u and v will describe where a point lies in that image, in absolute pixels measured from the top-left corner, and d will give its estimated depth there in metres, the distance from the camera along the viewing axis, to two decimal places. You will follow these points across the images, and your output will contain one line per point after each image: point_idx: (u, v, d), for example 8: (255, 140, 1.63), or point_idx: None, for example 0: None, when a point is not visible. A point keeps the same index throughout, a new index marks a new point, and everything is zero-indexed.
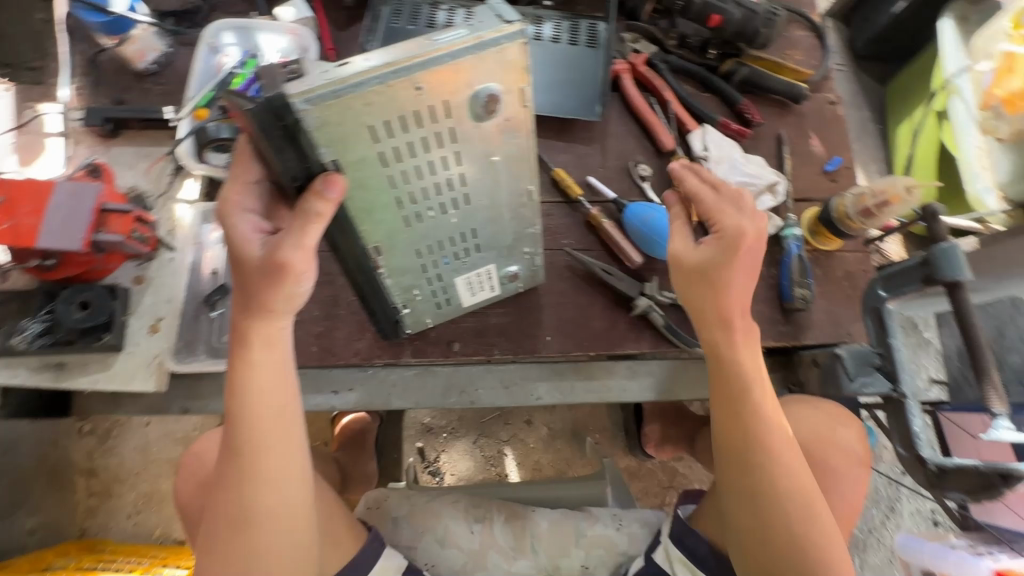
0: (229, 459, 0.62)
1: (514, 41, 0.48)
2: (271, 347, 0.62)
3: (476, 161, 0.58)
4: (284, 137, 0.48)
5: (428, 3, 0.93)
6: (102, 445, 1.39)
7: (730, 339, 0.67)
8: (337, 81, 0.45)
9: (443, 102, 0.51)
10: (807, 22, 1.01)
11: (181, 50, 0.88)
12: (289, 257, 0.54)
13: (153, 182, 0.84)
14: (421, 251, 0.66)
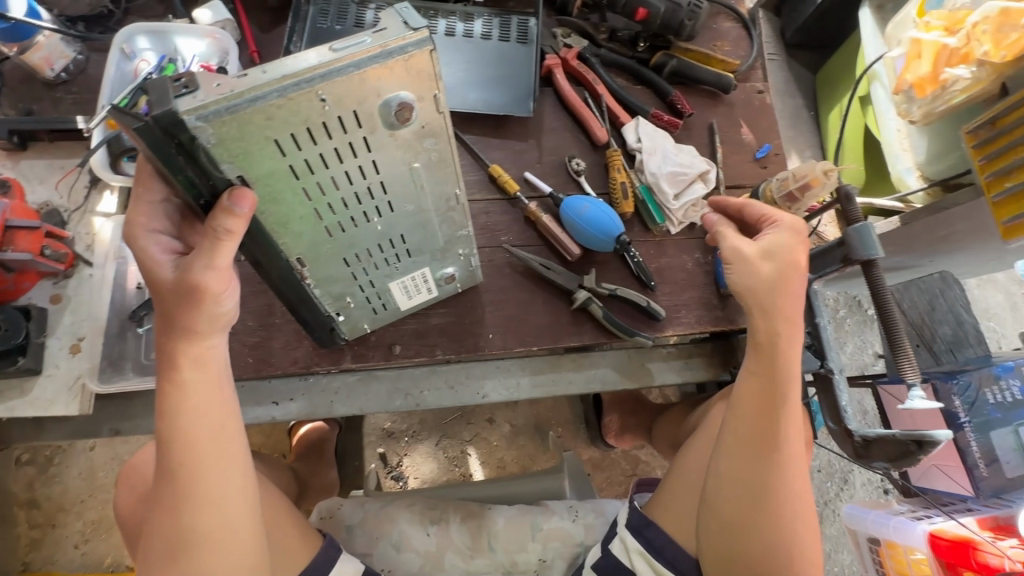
0: (160, 486, 0.56)
1: (422, 48, 0.45)
2: (201, 365, 0.56)
3: (397, 168, 0.55)
4: (182, 156, 0.45)
5: (354, 3, 0.91)
6: (43, 474, 1.33)
7: (778, 333, 0.67)
8: (230, 95, 0.42)
9: (352, 112, 0.47)
10: (733, 13, 1.04)
11: (92, 57, 0.86)
12: (200, 279, 0.50)
13: (68, 197, 0.80)
14: (349, 260, 0.64)
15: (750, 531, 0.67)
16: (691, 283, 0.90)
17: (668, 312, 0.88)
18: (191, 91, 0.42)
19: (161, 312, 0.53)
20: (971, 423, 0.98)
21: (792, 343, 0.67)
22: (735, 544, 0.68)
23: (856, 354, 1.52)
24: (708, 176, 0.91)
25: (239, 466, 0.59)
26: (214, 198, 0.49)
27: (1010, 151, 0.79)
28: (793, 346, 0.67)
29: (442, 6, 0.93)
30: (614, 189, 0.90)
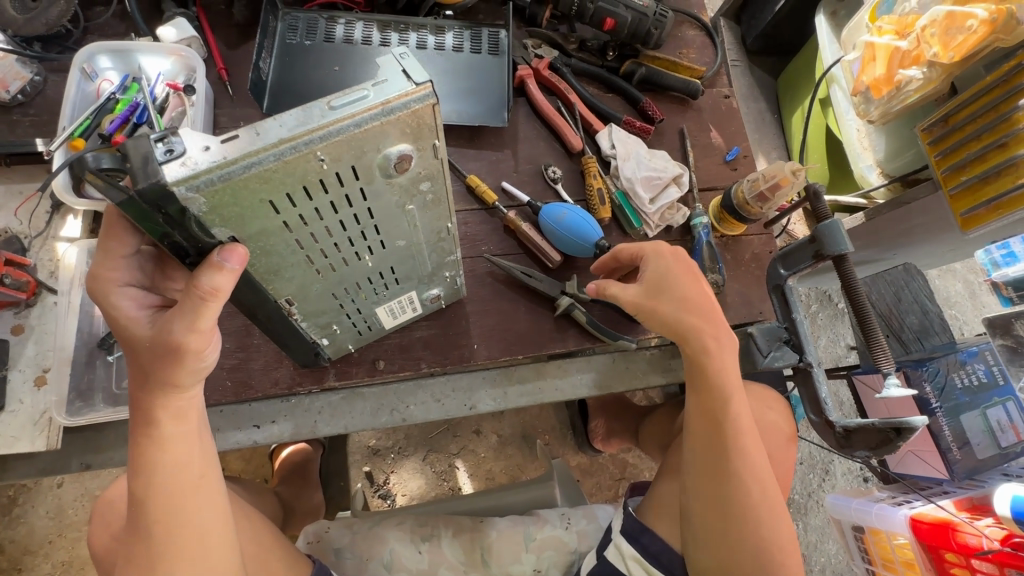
0: (135, 539, 0.54)
1: (424, 103, 0.44)
2: (184, 418, 0.54)
3: (391, 211, 0.55)
4: (169, 222, 0.43)
5: (324, 18, 0.91)
6: (7, 516, 1.26)
7: (706, 344, 0.68)
8: (224, 164, 0.40)
9: (350, 167, 0.47)
10: (697, 22, 1.07)
11: (50, 78, 0.83)
12: (179, 340, 0.47)
13: (29, 222, 0.77)
14: (338, 293, 0.63)
15: (719, 540, 0.68)
16: None
17: None
18: (180, 157, 0.40)
19: (141, 366, 0.50)
20: (942, 408, 1.02)
21: (722, 352, 0.69)
22: (712, 554, 0.68)
23: (830, 347, 1.57)
24: (682, 180, 0.93)
25: (218, 514, 0.57)
26: (199, 255, 0.47)
27: (964, 146, 0.83)
28: (724, 354, 0.69)
29: (412, 19, 0.93)
30: (591, 197, 0.91)
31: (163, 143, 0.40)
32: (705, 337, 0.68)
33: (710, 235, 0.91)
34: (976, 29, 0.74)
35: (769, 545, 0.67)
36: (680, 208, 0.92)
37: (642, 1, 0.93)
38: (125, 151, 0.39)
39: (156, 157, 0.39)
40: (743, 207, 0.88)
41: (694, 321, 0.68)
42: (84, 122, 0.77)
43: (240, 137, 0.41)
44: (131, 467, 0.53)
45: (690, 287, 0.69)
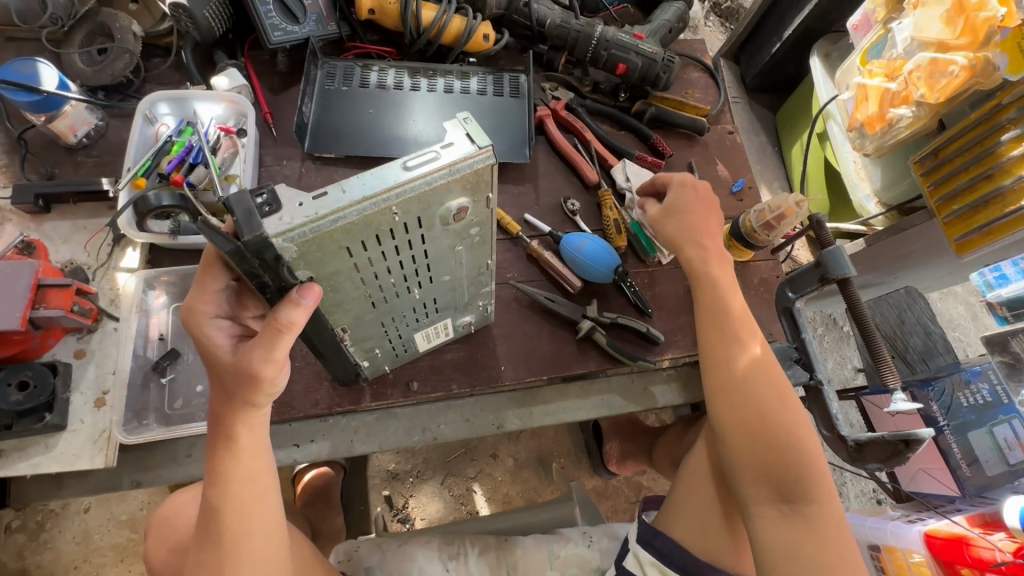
0: (205, 548, 0.59)
1: (485, 163, 0.52)
2: (256, 431, 0.60)
3: (442, 251, 0.62)
4: (263, 266, 0.48)
5: (360, 66, 1.00)
6: (34, 541, 1.28)
7: (704, 255, 0.80)
8: (318, 218, 0.47)
9: (415, 217, 0.54)
10: (700, 65, 1.16)
11: (113, 123, 0.91)
12: (256, 368, 0.53)
13: (93, 255, 0.83)
14: (386, 322, 0.69)
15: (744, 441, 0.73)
16: (685, 308, 0.96)
17: (666, 336, 0.94)
18: (277, 214, 0.46)
19: (225, 388, 0.57)
20: (949, 425, 1.07)
21: (707, 259, 0.80)
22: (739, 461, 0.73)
23: (837, 369, 1.61)
24: None
25: (276, 522, 0.62)
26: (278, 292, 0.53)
27: (954, 177, 0.89)
28: (715, 260, 0.80)
29: (440, 66, 1.02)
30: (607, 226, 0.97)
31: (263, 199, 0.46)
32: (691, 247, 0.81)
33: None
34: (958, 74, 0.81)
35: (786, 431, 0.72)
36: None
37: (651, 48, 1.02)
38: (228, 205, 0.45)
39: (257, 213, 0.45)
40: (751, 235, 0.95)
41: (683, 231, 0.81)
42: (146, 163, 0.84)
43: (328, 194, 0.48)
44: (206, 477, 0.59)
45: (697, 210, 0.83)
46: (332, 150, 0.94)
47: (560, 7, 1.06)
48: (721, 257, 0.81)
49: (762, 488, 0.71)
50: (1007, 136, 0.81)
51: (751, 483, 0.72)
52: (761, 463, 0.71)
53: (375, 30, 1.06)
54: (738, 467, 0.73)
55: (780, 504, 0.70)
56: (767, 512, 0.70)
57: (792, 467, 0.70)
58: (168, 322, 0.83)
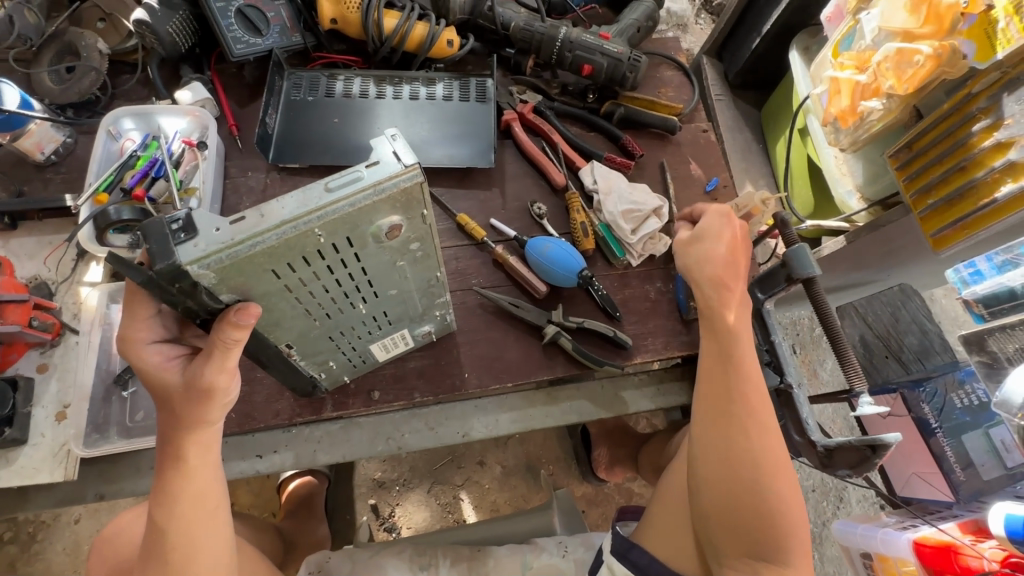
0: (152, 565, 0.59)
1: (412, 182, 0.51)
2: (207, 450, 0.60)
3: (382, 267, 0.61)
4: (183, 291, 0.49)
5: (325, 75, 1.00)
6: (25, 552, 1.31)
7: (723, 301, 0.74)
8: (233, 244, 0.47)
9: (344, 237, 0.53)
10: (674, 63, 1.14)
11: (81, 139, 0.92)
12: (209, 381, 0.54)
13: (57, 271, 0.84)
14: (334, 335, 0.68)
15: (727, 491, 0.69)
16: (655, 312, 0.95)
17: (636, 341, 0.92)
18: (193, 239, 0.47)
19: (171, 408, 0.56)
20: (942, 428, 1.02)
21: (730, 308, 0.74)
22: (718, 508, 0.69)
23: (835, 371, 1.56)
24: (661, 212, 0.97)
25: (224, 545, 0.62)
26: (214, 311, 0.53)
27: (928, 171, 0.86)
28: (740, 315, 0.74)
29: (405, 73, 1.02)
30: (575, 229, 0.96)
31: (179, 225, 0.46)
32: (721, 294, 0.74)
33: None
34: (924, 63, 0.78)
35: (777, 497, 0.68)
36: (660, 238, 0.97)
37: (616, 49, 1.00)
38: (146, 233, 0.46)
39: (171, 239, 0.46)
40: None
41: (718, 276, 0.74)
42: (109, 179, 0.85)
43: (246, 218, 0.48)
44: (154, 496, 0.59)
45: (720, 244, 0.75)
46: (296, 160, 0.94)
47: (526, 10, 1.05)
48: (743, 304, 0.75)
49: (736, 544, 0.68)
50: (978, 126, 0.78)
51: (723, 535, 0.69)
52: (737, 517, 0.68)
53: (341, 39, 1.06)
54: (717, 515, 0.69)
55: (751, 561, 0.67)
56: (735, 565, 0.68)
57: (773, 533, 0.67)
58: None
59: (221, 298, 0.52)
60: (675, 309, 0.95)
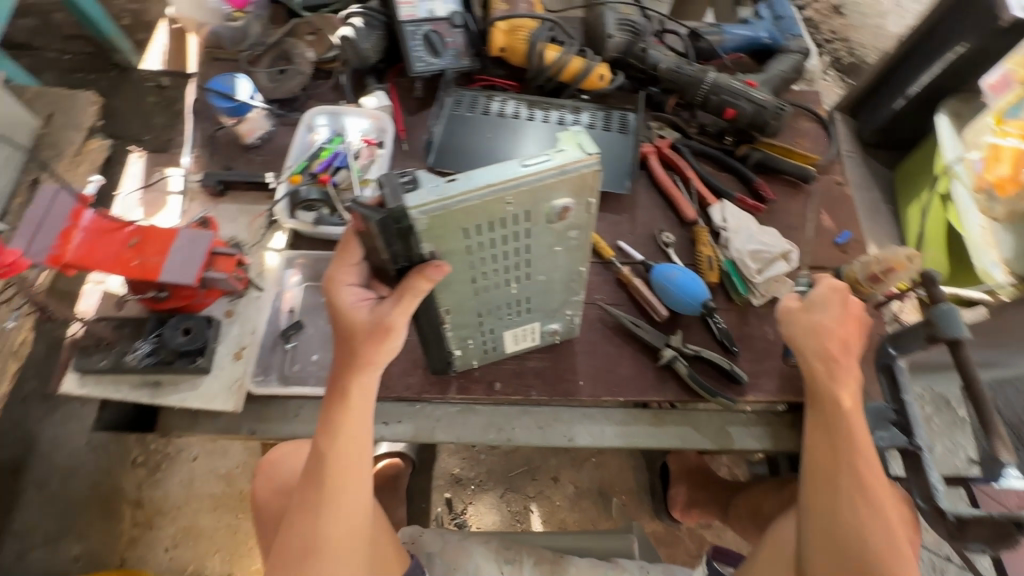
0: (308, 486, 0.69)
1: (591, 168, 0.58)
2: (366, 394, 0.68)
3: (542, 249, 0.68)
4: (398, 235, 0.57)
5: (483, 96, 1.12)
6: (151, 477, 1.44)
7: (828, 372, 0.78)
8: (447, 198, 0.55)
9: (525, 211, 0.61)
10: (813, 115, 1.16)
11: (281, 129, 1.09)
12: (391, 322, 0.63)
13: (251, 233, 0.99)
14: (482, 312, 0.76)
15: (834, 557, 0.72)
16: (773, 353, 0.95)
17: (750, 377, 0.93)
18: (416, 191, 0.55)
19: (350, 345, 0.65)
20: None
21: (838, 380, 0.77)
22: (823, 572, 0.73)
23: (947, 457, 1.40)
24: (790, 256, 0.98)
25: (365, 484, 0.70)
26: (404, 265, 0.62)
27: None
28: (848, 388, 0.77)
29: (555, 101, 1.11)
30: (700, 261, 1.00)
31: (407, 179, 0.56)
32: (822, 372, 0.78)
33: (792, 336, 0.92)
34: None
35: (886, 559, 0.70)
36: (784, 281, 0.98)
37: (762, 96, 1.04)
38: (381, 183, 0.55)
39: (401, 189, 0.55)
40: (856, 287, 0.92)
41: (825, 349, 0.78)
42: (303, 163, 1.01)
43: (457, 180, 0.56)
44: (320, 426, 0.68)
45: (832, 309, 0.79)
46: (454, 167, 1.06)
47: (675, 54, 1.12)
48: (852, 376, 0.78)
49: None
50: None
51: None
52: None
53: (501, 66, 1.18)
54: None
55: None
56: None
57: None
58: (299, 297, 0.96)
59: (421, 249, 0.60)
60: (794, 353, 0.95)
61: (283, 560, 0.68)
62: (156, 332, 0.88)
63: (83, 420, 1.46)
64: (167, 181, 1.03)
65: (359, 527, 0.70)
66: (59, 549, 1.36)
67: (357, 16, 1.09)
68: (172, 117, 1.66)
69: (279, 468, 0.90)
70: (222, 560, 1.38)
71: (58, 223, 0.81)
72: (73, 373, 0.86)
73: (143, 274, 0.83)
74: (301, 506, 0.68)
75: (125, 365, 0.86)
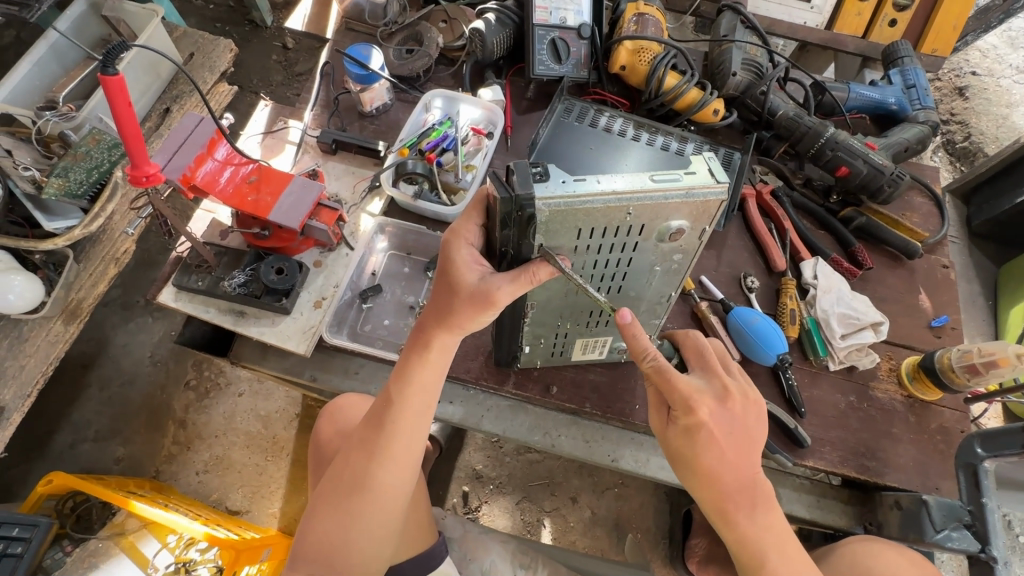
0: (370, 428, 0.71)
1: (717, 197, 0.61)
2: (445, 353, 0.70)
3: (643, 265, 0.71)
4: (517, 220, 0.59)
5: (594, 109, 1.10)
6: (198, 402, 1.51)
7: (714, 461, 0.65)
8: (574, 196, 0.58)
9: (641, 224, 0.63)
10: (928, 190, 1.11)
11: (397, 104, 1.15)
12: (496, 294, 0.62)
13: (352, 194, 1.05)
14: (563, 315, 0.77)
15: None
16: (841, 423, 0.91)
17: (813, 443, 0.89)
18: (545, 183, 0.58)
19: (448, 304, 0.66)
20: None
21: (732, 475, 0.65)
22: None
23: None
24: (880, 327, 0.94)
25: (418, 441, 0.72)
26: (515, 250, 0.63)
27: None
28: (739, 476, 0.65)
29: (664, 126, 1.08)
30: (782, 313, 0.97)
31: (539, 172, 0.59)
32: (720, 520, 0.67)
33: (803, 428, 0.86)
34: None
35: None
36: (868, 352, 0.94)
37: (881, 161, 1.01)
38: (516, 169, 0.58)
39: (532, 178, 0.58)
40: (946, 373, 0.87)
41: (710, 498, 0.66)
42: (412, 140, 1.05)
43: (586, 182, 0.59)
44: (397, 370, 0.71)
45: (700, 451, 0.65)
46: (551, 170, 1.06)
47: (794, 103, 1.12)
48: (739, 449, 0.65)
49: None
50: None
51: None
52: None
53: (616, 84, 1.20)
54: None
55: None
56: None
57: None
58: (381, 263, 1.01)
59: (533, 239, 0.62)
60: (863, 429, 0.91)
61: (332, 489, 0.71)
62: (252, 266, 0.93)
63: (151, 335, 1.56)
64: (287, 132, 1.10)
65: (405, 480, 0.71)
66: (106, 448, 1.45)
67: (491, 11, 1.13)
68: (290, 77, 1.77)
69: (343, 416, 0.87)
70: (244, 496, 1.43)
71: (195, 147, 0.85)
72: (171, 286, 0.93)
73: (255, 210, 0.89)
74: (359, 446, 0.71)
75: (219, 290, 0.92)
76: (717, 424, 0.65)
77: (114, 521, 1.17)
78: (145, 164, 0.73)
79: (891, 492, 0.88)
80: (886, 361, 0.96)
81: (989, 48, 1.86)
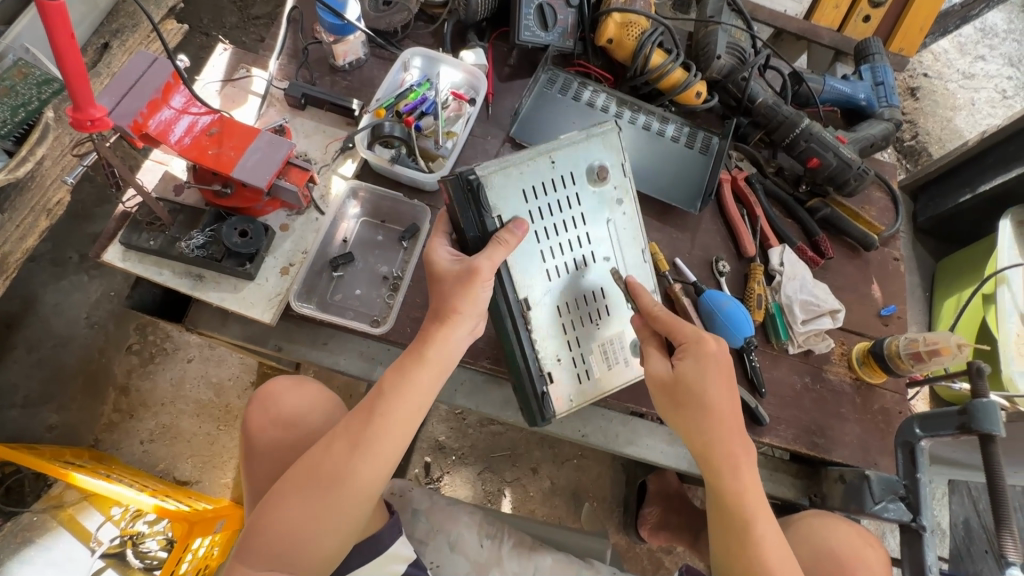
0: (362, 420, 0.70)
1: (608, 131, 0.82)
2: (440, 351, 0.72)
3: (598, 219, 0.84)
4: (472, 195, 0.73)
5: (578, 81, 1.06)
6: (142, 367, 1.41)
7: (702, 383, 0.72)
8: (504, 160, 0.76)
9: (569, 172, 0.81)
10: (886, 186, 1.17)
11: (371, 60, 1.08)
12: (477, 264, 0.70)
13: (324, 154, 0.99)
14: (563, 309, 0.83)
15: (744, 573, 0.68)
16: (796, 402, 0.97)
17: (771, 420, 0.94)
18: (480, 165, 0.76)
19: (439, 296, 0.72)
20: None
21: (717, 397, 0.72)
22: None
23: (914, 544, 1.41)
24: (837, 314, 0.99)
25: (405, 439, 0.71)
26: (482, 234, 0.74)
27: None
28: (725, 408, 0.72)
29: (645, 104, 1.07)
30: (749, 297, 1.01)
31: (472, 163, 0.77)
32: (720, 462, 0.71)
33: (757, 403, 0.93)
34: None
35: None
36: (823, 337, 0.99)
37: (850, 155, 1.05)
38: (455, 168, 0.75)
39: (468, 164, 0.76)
40: (893, 358, 0.94)
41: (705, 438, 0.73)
42: (388, 101, 0.99)
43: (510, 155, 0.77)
44: (396, 364, 0.72)
45: (712, 387, 0.72)
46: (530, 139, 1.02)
47: (773, 91, 1.13)
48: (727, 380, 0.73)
49: None
50: None
51: None
52: None
53: (601, 56, 1.16)
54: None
55: None
56: None
57: None
58: (353, 230, 0.96)
59: (491, 215, 0.75)
60: (815, 407, 0.97)
61: (306, 480, 0.68)
62: (213, 227, 0.86)
63: (86, 295, 1.43)
64: (250, 81, 1.01)
65: (384, 478, 0.70)
66: (37, 414, 1.34)
67: None
68: (246, 20, 1.63)
69: (302, 403, 0.85)
70: (194, 466, 1.37)
71: (148, 90, 0.77)
72: (118, 244, 0.85)
73: (217, 164, 0.82)
74: (345, 435, 0.69)
75: (176, 251, 0.85)
76: (700, 365, 0.73)
77: (50, 494, 1.10)
78: (89, 107, 0.65)
79: (835, 467, 0.96)
80: (839, 345, 1.02)
81: (940, 52, 1.95)
